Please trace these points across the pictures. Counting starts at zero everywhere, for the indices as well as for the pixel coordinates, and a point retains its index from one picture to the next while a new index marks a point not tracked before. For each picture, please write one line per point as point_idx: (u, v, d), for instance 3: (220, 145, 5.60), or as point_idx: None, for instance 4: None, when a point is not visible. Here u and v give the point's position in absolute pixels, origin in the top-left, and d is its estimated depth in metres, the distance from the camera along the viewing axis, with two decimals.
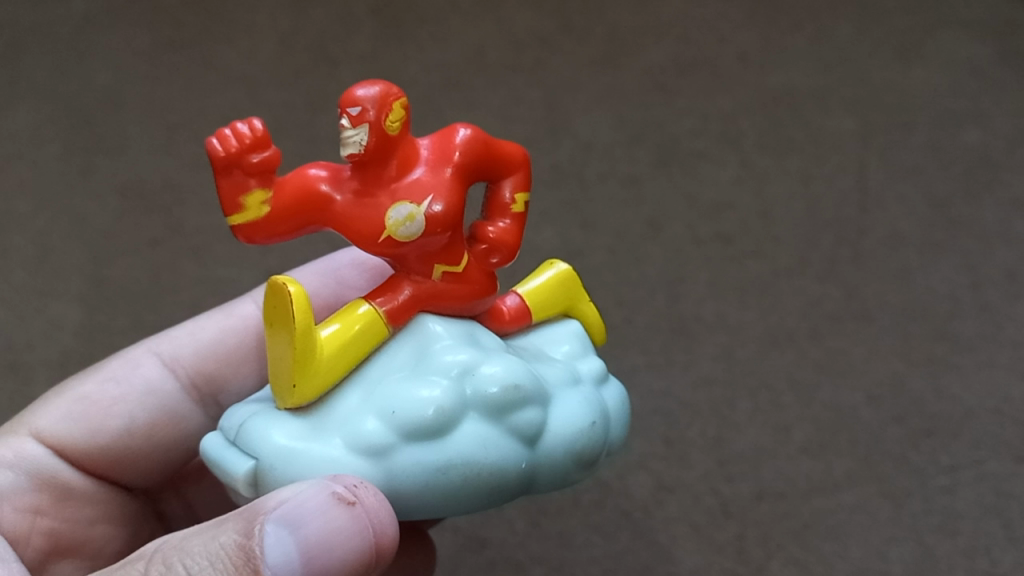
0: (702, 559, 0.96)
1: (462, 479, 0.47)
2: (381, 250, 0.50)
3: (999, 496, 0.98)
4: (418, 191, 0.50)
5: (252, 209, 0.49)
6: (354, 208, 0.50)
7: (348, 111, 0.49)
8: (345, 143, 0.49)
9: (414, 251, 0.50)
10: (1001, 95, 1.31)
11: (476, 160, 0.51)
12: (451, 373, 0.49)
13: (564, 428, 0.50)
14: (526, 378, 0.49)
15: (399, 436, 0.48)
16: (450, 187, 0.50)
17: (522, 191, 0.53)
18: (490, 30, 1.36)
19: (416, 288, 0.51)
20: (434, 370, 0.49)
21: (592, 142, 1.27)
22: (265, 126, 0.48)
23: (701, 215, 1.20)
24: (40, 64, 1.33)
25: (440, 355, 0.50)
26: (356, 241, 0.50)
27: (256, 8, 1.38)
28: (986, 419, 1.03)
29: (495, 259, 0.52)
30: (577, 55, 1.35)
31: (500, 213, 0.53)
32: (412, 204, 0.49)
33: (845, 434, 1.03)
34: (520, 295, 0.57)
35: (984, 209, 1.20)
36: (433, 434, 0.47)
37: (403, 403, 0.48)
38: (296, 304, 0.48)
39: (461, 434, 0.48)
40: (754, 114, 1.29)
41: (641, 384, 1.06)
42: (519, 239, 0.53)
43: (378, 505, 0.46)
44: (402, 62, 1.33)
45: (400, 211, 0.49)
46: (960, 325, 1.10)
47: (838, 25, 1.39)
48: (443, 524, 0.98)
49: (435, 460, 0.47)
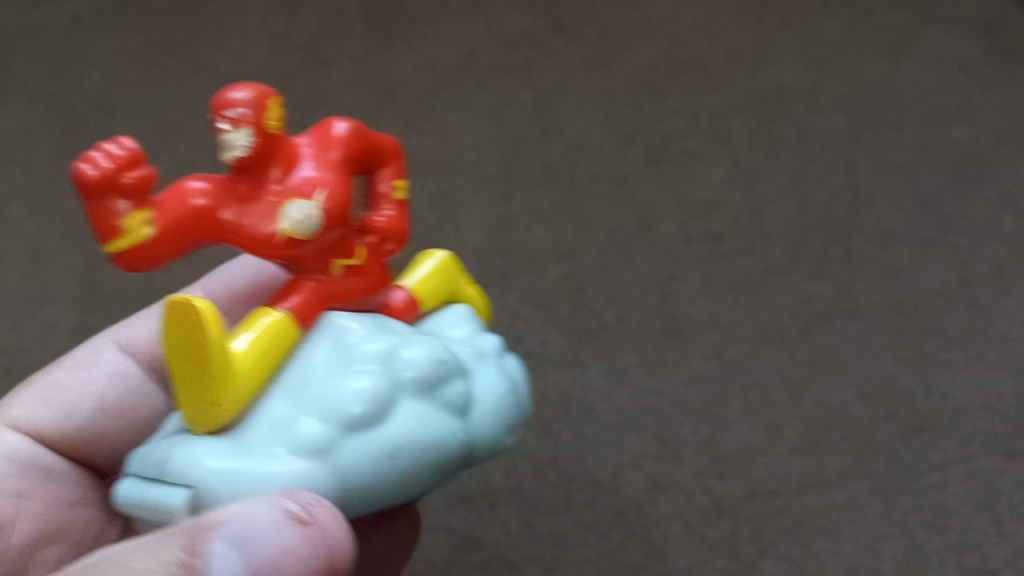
0: (694, 558, 0.97)
1: (409, 459, 0.50)
2: (282, 251, 0.52)
3: (988, 491, 0.99)
4: (308, 187, 0.52)
5: (134, 230, 0.49)
6: (247, 214, 0.51)
7: (224, 115, 0.50)
8: (228, 148, 0.50)
9: (311, 249, 0.53)
10: (990, 92, 1.32)
11: (357, 151, 0.54)
12: (377, 364, 0.51)
13: (485, 398, 0.54)
14: (445, 359, 0.53)
15: (338, 430, 0.49)
16: (338, 178, 0.53)
17: (402, 178, 0.57)
18: (480, 30, 1.38)
19: (317, 287, 0.54)
20: (359, 364, 0.51)
21: (583, 142, 1.28)
22: (137, 144, 0.49)
23: (692, 214, 1.21)
24: (35, 69, 1.34)
25: (362, 348, 0.52)
26: (253, 245, 0.51)
27: (247, 12, 1.40)
28: (975, 415, 1.04)
29: (389, 246, 0.56)
30: (566, 57, 1.36)
31: (384, 202, 0.56)
32: (306, 201, 0.51)
33: (836, 431, 1.03)
34: (409, 288, 0.59)
35: (973, 206, 1.21)
36: (371, 422, 0.50)
37: (337, 399, 0.50)
38: (206, 317, 0.47)
39: (397, 418, 0.50)
40: (745, 113, 1.30)
41: (633, 384, 1.07)
42: (406, 225, 0.56)
43: (332, 523, 0.47)
44: (393, 64, 1.35)
45: (295, 210, 0.51)
46: (951, 321, 1.11)
47: (828, 25, 1.40)
48: (434, 523, 0.98)
49: (380, 446, 0.49)
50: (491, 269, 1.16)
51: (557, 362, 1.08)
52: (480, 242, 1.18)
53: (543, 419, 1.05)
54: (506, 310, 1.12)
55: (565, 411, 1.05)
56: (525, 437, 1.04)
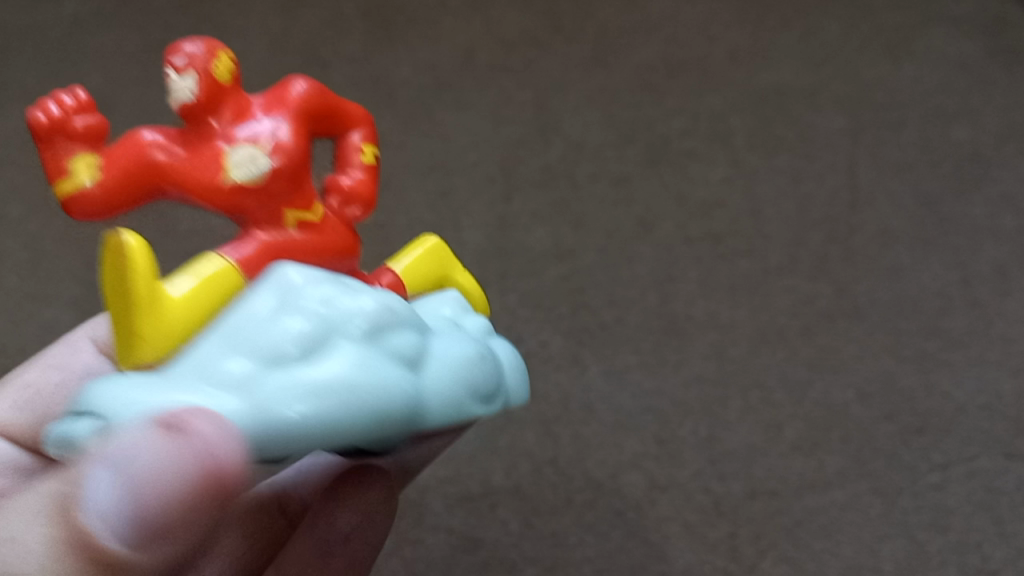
0: (694, 558, 0.96)
1: (342, 396, 0.43)
2: (231, 199, 0.49)
3: (989, 491, 0.99)
4: (258, 134, 0.50)
5: (79, 173, 0.48)
6: (193, 159, 0.50)
7: (174, 65, 0.50)
8: (175, 94, 0.49)
9: (260, 197, 0.50)
10: (991, 92, 1.32)
11: (319, 110, 0.53)
12: (316, 304, 0.46)
13: (447, 357, 0.49)
14: (398, 310, 0.48)
15: (265, 365, 0.44)
16: (294, 128, 0.51)
17: (369, 143, 0.56)
18: (479, 31, 1.40)
19: (268, 236, 0.50)
20: (296, 303, 0.46)
21: (582, 142, 1.28)
22: (90, 94, 0.49)
23: (692, 214, 1.21)
24: (36, 69, 1.34)
25: (302, 290, 0.47)
26: (201, 191, 0.49)
27: (247, 13, 1.41)
28: (976, 415, 1.04)
29: (354, 208, 0.54)
30: (566, 58, 1.37)
31: (349, 165, 0.55)
32: (253, 146, 0.50)
33: (837, 431, 1.03)
34: (396, 272, 0.57)
35: (974, 206, 1.20)
36: (303, 359, 0.44)
37: (267, 335, 0.45)
38: (133, 251, 0.44)
39: (333, 356, 0.45)
40: (744, 113, 1.30)
41: (633, 384, 1.06)
42: (372, 186, 0.55)
43: (212, 432, 0.39)
44: (393, 64, 1.36)
45: (242, 154, 0.50)
46: (951, 322, 1.10)
47: (828, 25, 1.40)
48: (435, 524, 0.99)
49: (320, 380, 0.43)
50: (491, 269, 1.16)
51: (557, 361, 1.08)
52: (479, 242, 1.18)
53: (543, 419, 1.04)
54: (506, 311, 1.12)
55: (565, 411, 1.05)
56: (524, 437, 1.03)
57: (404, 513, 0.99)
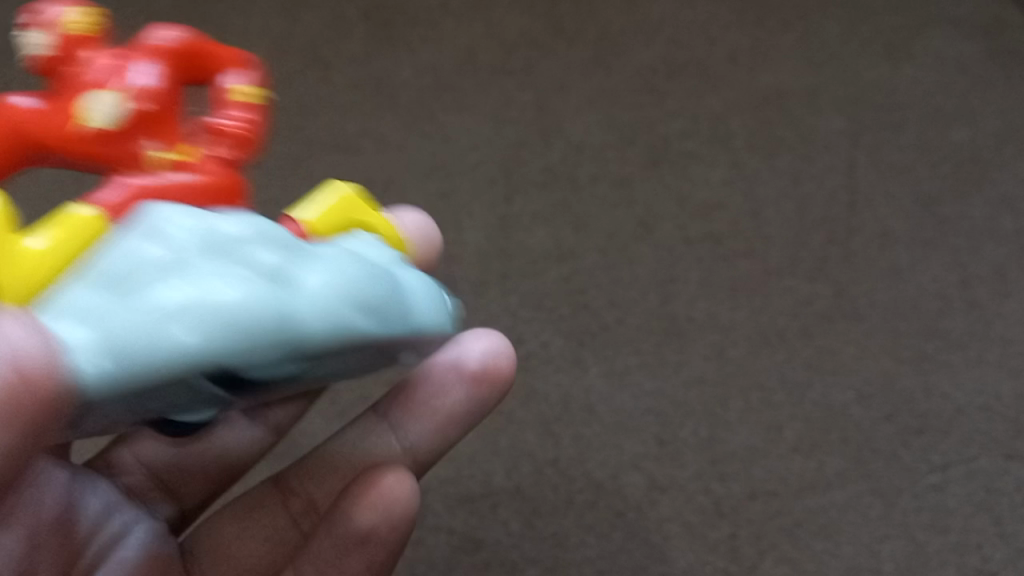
0: (695, 558, 0.97)
1: (197, 309, 0.40)
2: (93, 146, 0.49)
3: (988, 492, 0.99)
4: (116, 76, 0.50)
5: None
6: (53, 110, 0.49)
7: (36, 28, 0.51)
8: (33, 52, 0.51)
9: (121, 135, 0.49)
10: (991, 94, 1.32)
11: (187, 53, 0.53)
12: (175, 231, 0.44)
13: (330, 267, 0.44)
14: (268, 235, 0.45)
15: (116, 290, 0.41)
16: (160, 68, 0.51)
17: (252, 83, 0.54)
18: (480, 33, 1.42)
19: (142, 179, 0.48)
20: (153, 232, 0.44)
21: (583, 144, 1.29)
22: None
23: (692, 215, 1.21)
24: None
25: (163, 220, 0.44)
26: (63, 138, 0.49)
27: (248, 15, 1.43)
28: (975, 417, 1.04)
29: (229, 144, 0.52)
30: (566, 60, 1.38)
31: (225, 105, 0.53)
32: (110, 88, 0.49)
33: (837, 432, 1.03)
34: (306, 223, 0.52)
35: (973, 207, 1.21)
36: (157, 278, 0.41)
37: (119, 264, 0.42)
38: None
39: (189, 274, 0.41)
40: (744, 114, 1.31)
41: (634, 384, 1.07)
42: (254, 124, 0.53)
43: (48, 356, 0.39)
44: (393, 66, 1.39)
45: (99, 96, 0.49)
46: (950, 323, 1.11)
47: (828, 26, 1.41)
48: (437, 524, 0.99)
49: (187, 301, 0.40)
50: (492, 270, 1.16)
51: (558, 362, 1.08)
52: (480, 243, 1.18)
53: (544, 419, 1.05)
54: (507, 312, 1.12)
55: (565, 412, 1.05)
56: (525, 437, 1.04)
57: None
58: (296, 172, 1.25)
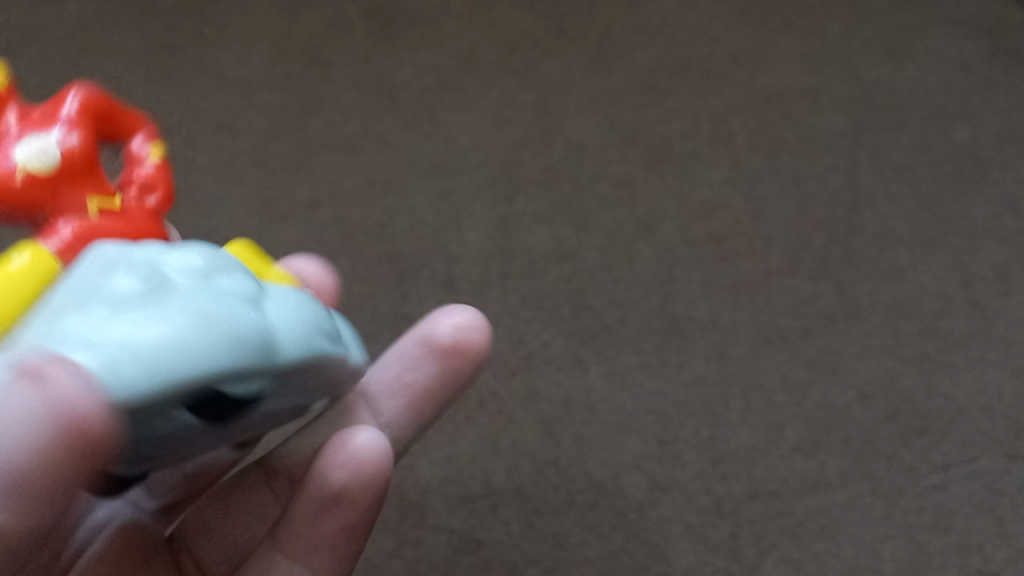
0: (696, 559, 0.96)
1: (189, 320, 0.43)
2: (33, 194, 0.53)
3: (990, 493, 0.99)
4: (48, 129, 0.54)
5: None
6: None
7: None
8: None
9: (59, 184, 0.53)
10: (992, 93, 1.32)
11: (100, 110, 0.56)
12: (144, 264, 0.48)
13: (281, 302, 0.50)
14: (220, 268, 0.50)
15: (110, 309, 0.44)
16: (83, 122, 0.55)
17: (155, 143, 0.60)
18: (481, 32, 1.42)
19: (81, 224, 0.53)
20: (125, 266, 0.47)
21: (584, 143, 1.29)
22: None
23: (693, 214, 1.21)
24: (46, 75, 1.39)
25: (131, 257, 0.48)
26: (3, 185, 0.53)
27: (248, 16, 1.47)
28: (977, 417, 1.04)
29: (153, 196, 0.58)
30: (567, 60, 1.38)
31: (139, 162, 0.59)
32: (47, 139, 0.54)
33: (838, 432, 1.03)
34: None
35: (974, 207, 1.21)
36: (145, 299, 0.44)
37: (105, 291, 0.45)
38: None
39: (176, 296, 0.45)
40: (745, 114, 1.31)
41: (635, 384, 1.07)
42: (167, 178, 0.59)
43: (73, 372, 0.38)
44: (393, 65, 1.39)
45: (38, 148, 0.53)
46: (952, 323, 1.10)
47: (829, 25, 1.41)
48: (438, 525, 0.99)
49: (176, 313, 0.43)
50: (492, 270, 1.16)
51: (559, 362, 1.08)
52: (481, 243, 1.18)
53: (545, 419, 1.04)
54: (508, 312, 1.12)
55: (566, 412, 1.05)
56: (526, 437, 1.03)
57: (406, 512, 0.99)
58: (297, 173, 1.26)
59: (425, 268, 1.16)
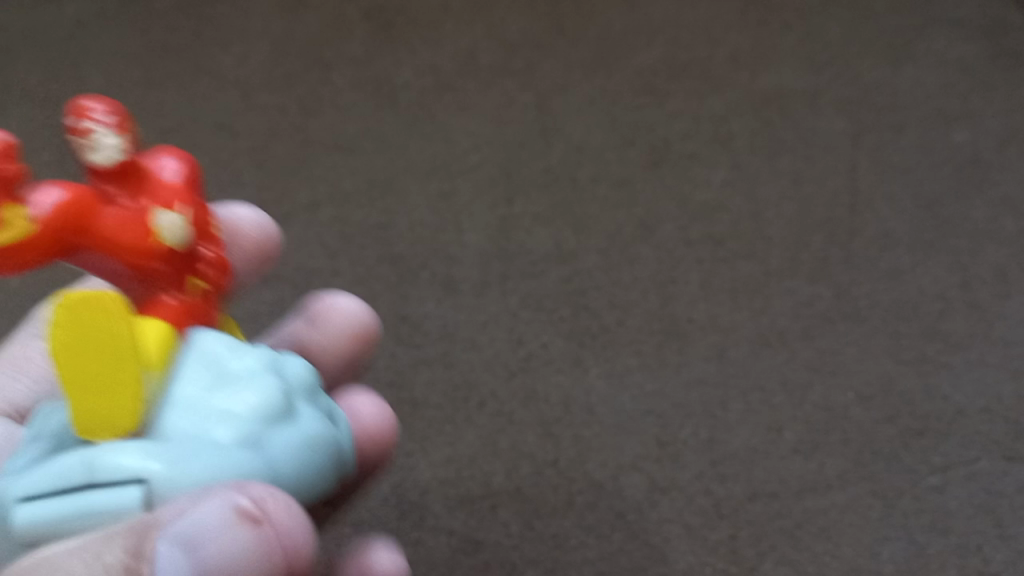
0: (695, 560, 0.96)
1: (320, 460, 0.45)
2: (143, 263, 0.47)
3: (989, 494, 0.99)
4: (172, 200, 0.49)
5: (15, 225, 0.45)
6: (121, 220, 0.47)
7: (79, 123, 0.46)
8: (93, 150, 0.46)
9: (172, 259, 0.48)
10: (992, 95, 1.32)
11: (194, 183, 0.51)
12: (263, 364, 0.46)
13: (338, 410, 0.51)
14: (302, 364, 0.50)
15: (257, 424, 0.43)
16: (192, 197, 0.50)
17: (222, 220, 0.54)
18: (482, 35, 1.43)
19: (185, 304, 0.48)
20: (240, 369, 0.45)
21: (583, 145, 1.29)
22: (12, 140, 0.45)
23: (693, 215, 1.21)
24: (47, 77, 1.41)
25: (238, 356, 0.46)
26: (124, 249, 0.47)
27: (248, 19, 1.47)
28: (976, 418, 1.04)
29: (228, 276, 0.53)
30: (567, 61, 1.39)
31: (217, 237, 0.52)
32: (177, 213, 0.48)
33: (837, 433, 1.03)
34: None
35: (974, 209, 1.21)
36: (284, 415, 0.44)
37: (240, 399, 0.44)
38: (117, 306, 0.42)
39: (302, 414, 0.45)
40: (745, 115, 1.31)
41: (634, 385, 1.07)
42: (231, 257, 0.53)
43: (290, 520, 0.38)
44: (394, 66, 1.40)
45: (167, 218, 0.48)
46: (951, 324, 1.11)
47: (828, 27, 1.41)
48: (437, 525, 0.99)
49: (310, 441, 0.44)
50: (492, 270, 1.16)
51: (559, 363, 1.08)
52: (480, 244, 1.19)
53: (544, 420, 1.05)
54: (507, 312, 1.12)
55: (566, 413, 1.05)
56: (525, 438, 1.03)
57: (405, 513, 0.99)
58: (296, 173, 1.26)
59: (423, 268, 1.16)
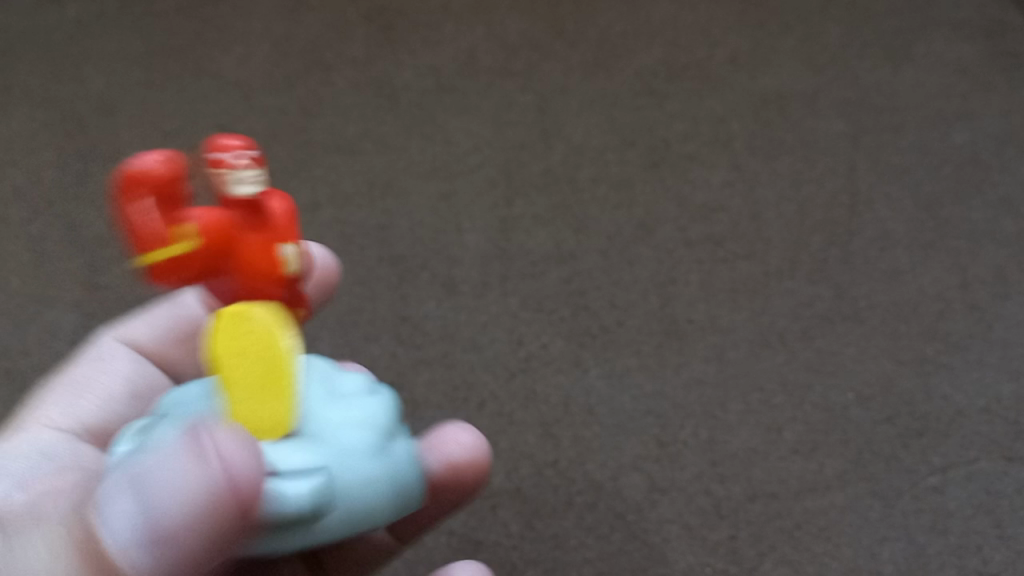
0: (695, 560, 0.96)
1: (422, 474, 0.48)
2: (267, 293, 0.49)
3: (988, 495, 0.99)
4: (293, 235, 0.49)
5: (168, 244, 0.47)
6: (253, 250, 0.48)
7: (224, 156, 0.47)
8: (237, 183, 0.47)
9: (286, 292, 0.49)
10: (991, 96, 1.32)
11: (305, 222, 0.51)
12: (369, 387, 0.49)
13: None
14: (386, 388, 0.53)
15: (379, 434, 0.46)
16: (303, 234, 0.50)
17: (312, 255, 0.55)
18: (482, 36, 1.43)
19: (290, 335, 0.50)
20: (354, 389, 0.48)
21: (583, 146, 1.29)
22: (169, 157, 0.47)
23: (693, 216, 1.21)
24: (48, 80, 1.42)
25: (346, 378, 0.49)
26: (256, 280, 0.48)
27: (249, 20, 1.48)
28: (975, 418, 1.04)
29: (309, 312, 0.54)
30: (567, 62, 1.39)
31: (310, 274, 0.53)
32: (293, 247, 0.48)
33: (836, 433, 1.03)
34: None
35: (973, 210, 1.21)
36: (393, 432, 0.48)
37: (360, 410, 0.47)
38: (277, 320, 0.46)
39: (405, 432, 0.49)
40: (744, 116, 1.31)
41: (634, 386, 1.07)
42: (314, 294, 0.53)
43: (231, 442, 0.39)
44: (394, 67, 1.40)
45: (288, 254, 0.48)
46: (950, 325, 1.11)
47: (828, 28, 1.41)
48: (437, 525, 0.99)
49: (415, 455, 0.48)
50: (492, 271, 1.16)
51: (559, 364, 1.09)
52: (480, 245, 1.19)
53: (544, 421, 1.05)
54: (508, 313, 1.12)
55: (566, 414, 1.05)
56: (526, 438, 1.04)
57: None
58: (296, 174, 1.26)
59: (423, 269, 1.17)
